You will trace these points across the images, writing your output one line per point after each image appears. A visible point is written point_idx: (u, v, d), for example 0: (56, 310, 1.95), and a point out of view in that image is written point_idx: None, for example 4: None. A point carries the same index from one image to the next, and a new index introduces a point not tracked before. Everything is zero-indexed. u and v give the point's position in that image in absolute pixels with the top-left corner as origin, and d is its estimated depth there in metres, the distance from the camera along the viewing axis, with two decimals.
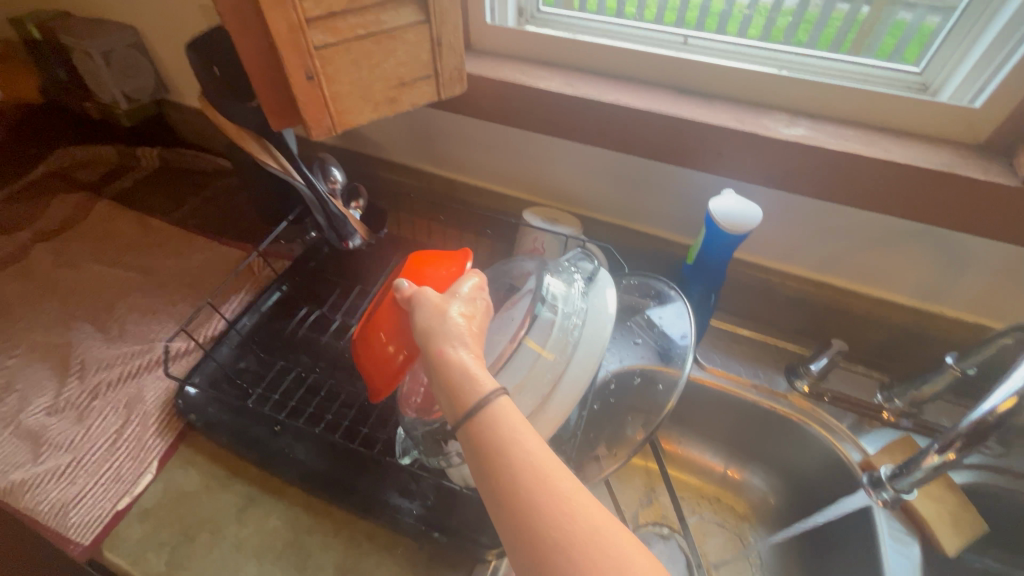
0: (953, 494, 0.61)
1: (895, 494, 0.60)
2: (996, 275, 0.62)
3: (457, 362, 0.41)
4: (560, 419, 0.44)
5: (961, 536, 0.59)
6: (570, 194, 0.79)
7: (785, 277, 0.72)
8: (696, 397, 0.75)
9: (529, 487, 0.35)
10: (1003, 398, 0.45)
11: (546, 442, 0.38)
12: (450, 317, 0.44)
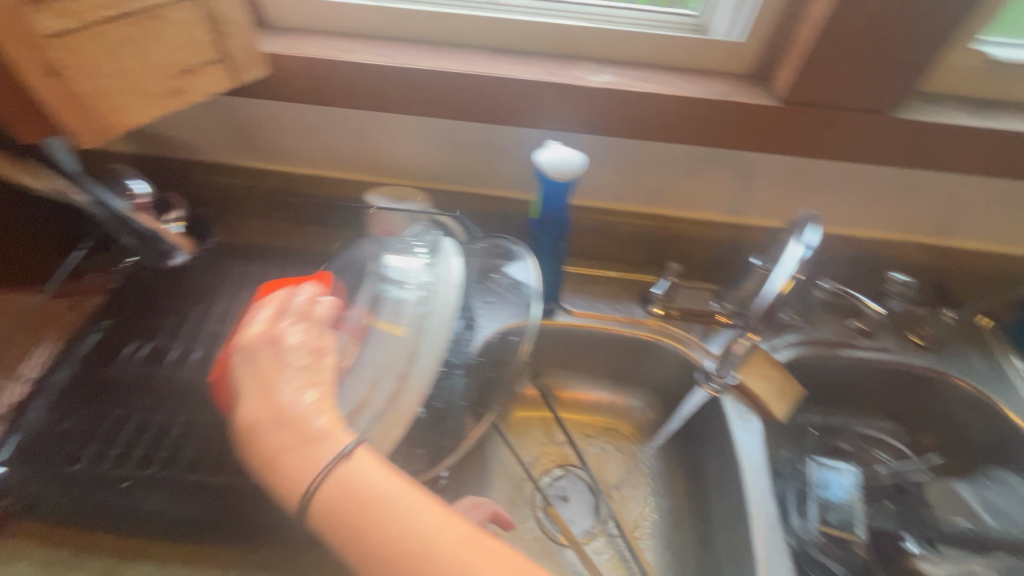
0: (780, 371, 0.72)
1: (721, 380, 0.72)
2: (779, 183, 0.73)
3: (297, 444, 0.40)
4: (423, 394, 0.44)
5: (788, 403, 0.71)
6: (416, 169, 0.78)
7: (624, 215, 0.79)
8: (570, 341, 0.80)
9: (392, 547, 0.36)
10: (783, 279, 0.60)
11: (402, 493, 0.39)
12: (280, 391, 0.41)
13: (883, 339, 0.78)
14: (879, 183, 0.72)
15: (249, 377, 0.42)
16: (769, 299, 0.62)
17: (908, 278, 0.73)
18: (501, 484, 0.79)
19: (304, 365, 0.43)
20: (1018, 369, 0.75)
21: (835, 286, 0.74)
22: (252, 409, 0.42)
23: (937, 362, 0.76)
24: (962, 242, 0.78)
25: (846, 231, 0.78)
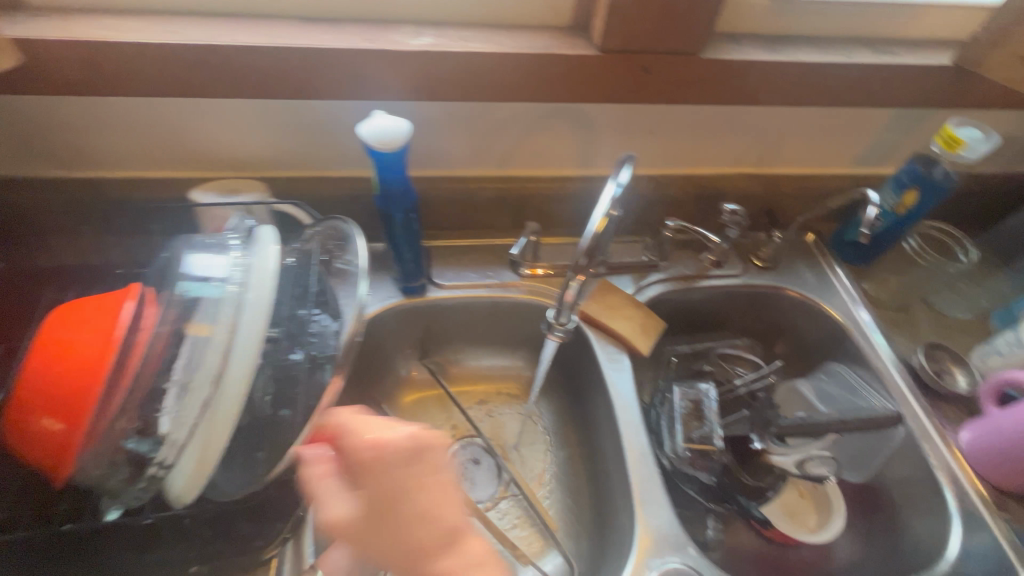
0: (639, 309, 0.78)
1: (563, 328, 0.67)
2: (618, 131, 0.76)
3: (450, 562, 0.43)
4: (243, 398, 0.41)
5: (651, 337, 0.75)
6: (247, 158, 0.71)
7: (481, 181, 0.79)
8: (447, 314, 0.80)
9: None
10: (598, 218, 0.53)
11: None
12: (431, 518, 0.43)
13: (731, 265, 0.87)
14: (706, 121, 0.77)
15: (419, 495, 0.43)
16: (587, 242, 0.54)
17: (739, 208, 0.77)
18: None
19: (419, 476, 0.44)
20: (838, 274, 0.86)
21: (679, 223, 0.79)
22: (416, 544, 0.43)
23: (774, 279, 0.86)
24: (785, 168, 0.86)
25: (688, 170, 0.84)
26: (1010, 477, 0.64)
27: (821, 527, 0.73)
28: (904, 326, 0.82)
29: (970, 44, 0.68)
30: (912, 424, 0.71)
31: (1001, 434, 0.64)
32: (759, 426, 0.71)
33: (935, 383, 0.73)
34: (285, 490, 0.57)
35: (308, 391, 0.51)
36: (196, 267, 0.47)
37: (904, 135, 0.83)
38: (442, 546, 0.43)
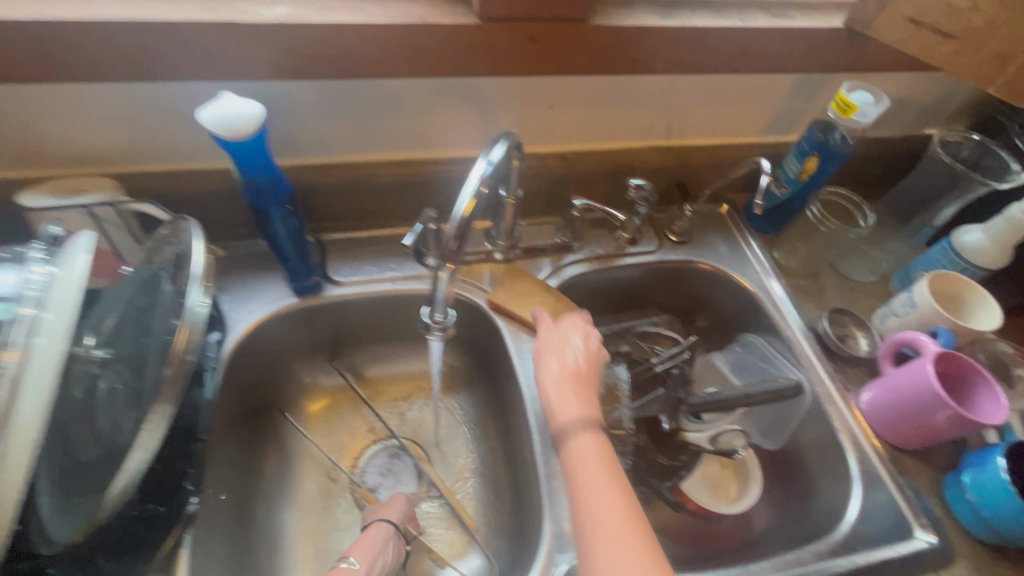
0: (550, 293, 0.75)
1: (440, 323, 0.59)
2: (515, 108, 0.72)
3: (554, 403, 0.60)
4: (38, 440, 0.35)
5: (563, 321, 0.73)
6: (93, 154, 0.63)
7: (373, 167, 0.73)
8: (350, 313, 0.74)
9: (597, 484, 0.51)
10: (465, 199, 0.49)
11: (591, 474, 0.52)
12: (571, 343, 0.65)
13: (646, 241, 0.85)
14: (607, 94, 0.74)
15: (555, 345, 0.65)
16: (453, 225, 0.49)
17: (643, 182, 0.75)
18: (310, 481, 0.72)
19: (556, 343, 0.65)
20: (751, 244, 0.86)
21: (585, 202, 0.75)
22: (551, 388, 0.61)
23: (688, 253, 0.85)
24: (694, 140, 0.84)
25: (595, 146, 0.81)
26: (905, 436, 0.66)
27: (739, 496, 0.75)
28: (813, 293, 0.83)
29: (858, 5, 0.67)
30: (817, 390, 0.73)
31: (895, 395, 0.65)
32: (670, 404, 0.70)
33: (839, 347, 0.74)
34: (148, 524, 0.50)
35: (144, 415, 0.47)
36: None
37: (807, 102, 0.83)
38: (568, 370, 0.62)
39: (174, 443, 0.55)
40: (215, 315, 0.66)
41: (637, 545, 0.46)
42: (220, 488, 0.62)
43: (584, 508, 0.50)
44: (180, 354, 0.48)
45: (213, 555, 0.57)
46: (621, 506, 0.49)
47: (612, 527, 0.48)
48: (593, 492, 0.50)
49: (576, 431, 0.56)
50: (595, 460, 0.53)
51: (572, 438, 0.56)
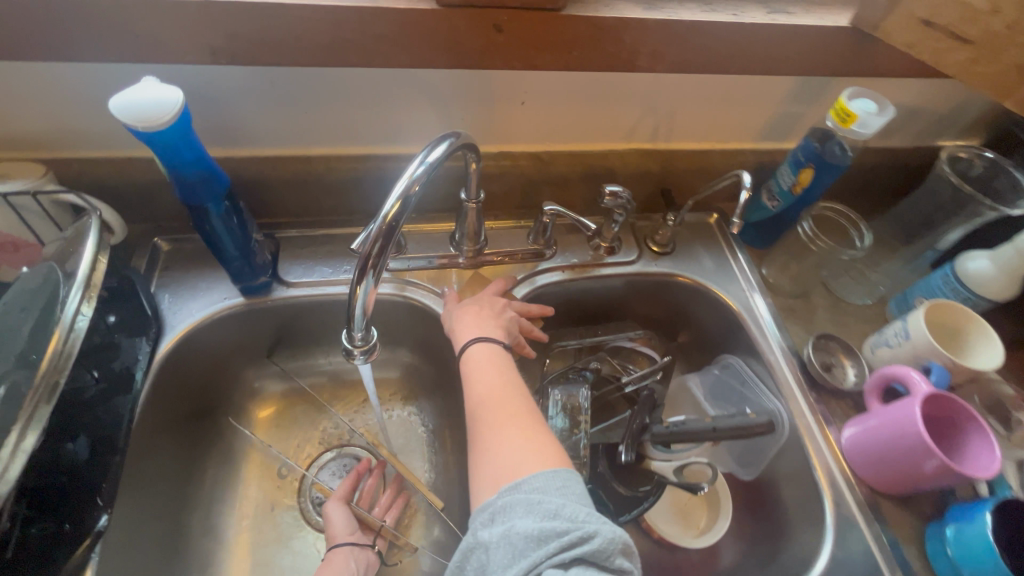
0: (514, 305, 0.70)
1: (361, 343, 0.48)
2: (485, 103, 0.67)
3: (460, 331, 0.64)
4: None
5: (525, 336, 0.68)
6: (23, 135, 0.58)
7: (329, 161, 0.68)
8: (303, 315, 0.70)
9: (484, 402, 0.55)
10: (390, 204, 0.44)
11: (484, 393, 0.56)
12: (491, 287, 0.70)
13: (626, 251, 0.80)
14: (585, 91, 0.68)
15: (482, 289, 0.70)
16: (377, 228, 0.44)
17: (621, 188, 0.68)
18: (253, 488, 0.69)
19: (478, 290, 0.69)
20: (738, 258, 0.80)
21: (555, 208, 0.70)
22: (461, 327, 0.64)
23: (670, 265, 0.79)
24: (682, 143, 0.78)
25: (573, 146, 0.75)
26: (886, 480, 0.60)
27: (708, 528, 0.70)
28: (801, 315, 0.77)
29: (867, 2, 0.60)
30: (797, 423, 0.67)
31: (878, 437, 0.60)
32: (632, 434, 0.65)
33: (824, 380, 0.69)
34: (52, 543, 0.47)
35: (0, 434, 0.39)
36: None
37: (808, 107, 0.76)
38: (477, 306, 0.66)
39: (91, 456, 0.52)
40: (151, 315, 0.62)
41: (525, 436, 0.51)
42: (148, 498, 0.59)
43: (478, 412, 0.55)
44: (48, 369, 0.42)
45: (131, 572, 0.54)
46: (509, 406, 0.54)
47: (500, 421, 0.53)
48: (488, 396, 0.55)
49: (474, 347, 0.60)
50: (490, 371, 0.58)
51: (468, 354, 0.60)
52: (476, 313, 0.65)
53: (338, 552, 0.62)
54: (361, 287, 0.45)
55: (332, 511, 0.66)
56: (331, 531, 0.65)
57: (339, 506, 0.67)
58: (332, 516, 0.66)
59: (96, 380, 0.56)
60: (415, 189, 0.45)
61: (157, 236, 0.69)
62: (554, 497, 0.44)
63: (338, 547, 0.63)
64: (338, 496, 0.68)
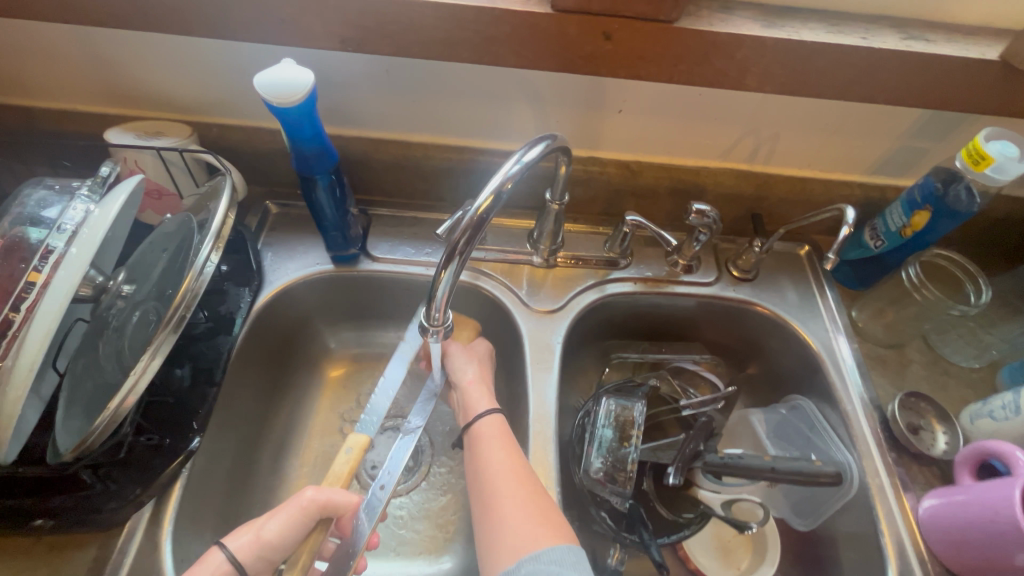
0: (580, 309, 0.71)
1: (441, 326, 0.52)
2: (582, 107, 0.67)
3: (465, 385, 0.62)
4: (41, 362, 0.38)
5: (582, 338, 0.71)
6: (179, 100, 0.67)
7: (427, 149, 0.72)
8: (379, 289, 0.75)
9: (501, 469, 0.54)
10: (483, 197, 0.46)
11: (502, 458, 0.55)
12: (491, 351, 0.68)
13: (704, 271, 0.77)
14: (685, 104, 0.66)
15: (478, 362, 0.65)
16: (466, 222, 0.46)
17: (709, 208, 0.66)
18: (315, 441, 0.74)
19: (480, 351, 0.67)
20: (827, 297, 0.75)
21: (637, 219, 0.69)
22: (460, 370, 0.64)
23: (750, 293, 0.76)
24: (781, 169, 0.74)
25: (664, 160, 0.74)
26: (966, 566, 0.54)
27: (749, 571, 0.67)
28: (891, 368, 0.71)
29: (1023, 35, 0.54)
30: (868, 481, 0.62)
31: (960, 515, 0.54)
32: (683, 459, 0.63)
33: (908, 442, 0.63)
34: (154, 452, 0.54)
35: (141, 346, 0.47)
36: (28, 205, 0.44)
37: (933, 144, 0.70)
38: (476, 368, 0.64)
39: (195, 380, 0.60)
40: (255, 270, 0.69)
41: (543, 524, 0.49)
42: (230, 432, 0.65)
43: (488, 484, 0.53)
44: (182, 306, 0.45)
45: (208, 494, 0.60)
46: (519, 473, 0.53)
47: (512, 493, 0.51)
48: (506, 466, 0.54)
49: (484, 416, 0.59)
50: (498, 445, 0.56)
51: (478, 423, 0.58)
52: (478, 377, 0.63)
53: (224, 564, 0.45)
54: (445, 271, 0.47)
55: (284, 510, 0.48)
56: (259, 532, 0.47)
57: (297, 515, 0.48)
58: (279, 515, 0.48)
59: (205, 319, 0.64)
60: (506, 188, 0.46)
61: (269, 199, 0.77)
62: (568, 571, 0.45)
63: (227, 562, 0.45)
64: (307, 503, 0.49)
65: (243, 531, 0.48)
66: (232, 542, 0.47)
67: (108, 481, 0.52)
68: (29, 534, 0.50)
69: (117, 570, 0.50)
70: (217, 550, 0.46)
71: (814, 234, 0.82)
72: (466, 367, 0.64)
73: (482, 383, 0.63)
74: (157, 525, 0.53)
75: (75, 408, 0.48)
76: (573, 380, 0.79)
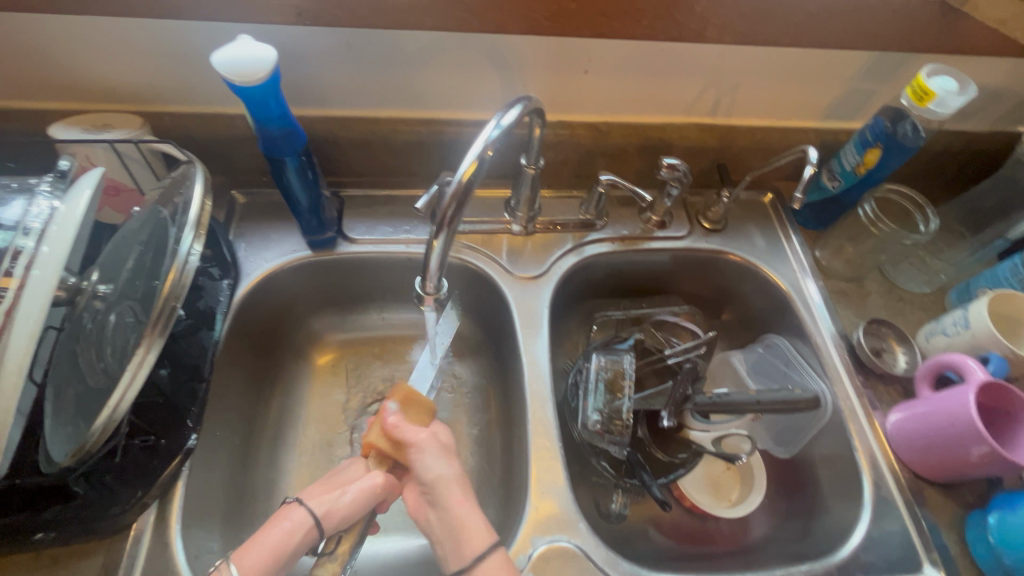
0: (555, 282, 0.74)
1: (435, 296, 0.53)
2: (549, 71, 0.67)
3: (445, 506, 0.49)
4: (28, 367, 0.37)
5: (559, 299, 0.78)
6: (127, 90, 0.64)
7: (395, 124, 0.71)
8: (359, 271, 0.75)
9: None
10: (466, 163, 0.46)
11: None
12: (428, 474, 0.50)
13: (676, 225, 0.80)
14: (650, 62, 0.67)
15: (448, 476, 0.50)
16: (452, 189, 0.46)
17: (679, 161, 0.68)
18: (311, 430, 0.73)
19: (441, 460, 0.51)
20: (792, 240, 0.80)
21: (611, 178, 0.70)
22: (440, 476, 0.50)
23: (721, 242, 0.79)
24: (742, 119, 0.77)
25: (630, 119, 0.75)
26: (929, 467, 0.61)
27: (740, 501, 0.71)
28: (853, 299, 0.76)
29: None
30: (840, 404, 0.67)
31: (923, 424, 0.60)
32: (674, 402, 0.66)
33: (873, 364, 0.68)
34: (151, 454, 0.53)
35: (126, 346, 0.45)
36: None
37: (880, 86, 0.74)
38: (445, 481, 0.50)
39: (180, 381, 0.58)
40: (230, 261, 0.67)
41: None
42: (223, 430, 0.64)
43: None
44: (165, 299, 0.43)
45: (210, 491, 0.59)
46: None
47: None
48: None
49: (486, 555, 0.46)
50: None
51: (478, 568, 0.46)
52: (463, 487, 0.50)
53: (304, 516, 0.48)
54: (437, 240, 0.48)
55: (359, 486, 0.51)
56: (333, 505, 0.49)
57: (368, 493, 0.50)
58: (356, 486, 0.51)
59: (185, 317, 0.62)
60: (488, 154, 0.46)
61: (234, 189, 0.74)
62: None
63: (306, 519, 0.48)
64: (376, 488, 0.51)
65: (318, 490, 0.51)
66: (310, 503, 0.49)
67: (102, 489, 0.51)
68: (28, 548, 0.49)
69: (132, 571, 0.49)
70: (296, 506, 0.49)
71: (776, 180, 0.85)
72: (450, 476, 0.50)
73: (466, 497, 0.50)
74: (162, 529, 0.52)
75: (63, 415, 0.46)
76: (561, 342, 0.81)
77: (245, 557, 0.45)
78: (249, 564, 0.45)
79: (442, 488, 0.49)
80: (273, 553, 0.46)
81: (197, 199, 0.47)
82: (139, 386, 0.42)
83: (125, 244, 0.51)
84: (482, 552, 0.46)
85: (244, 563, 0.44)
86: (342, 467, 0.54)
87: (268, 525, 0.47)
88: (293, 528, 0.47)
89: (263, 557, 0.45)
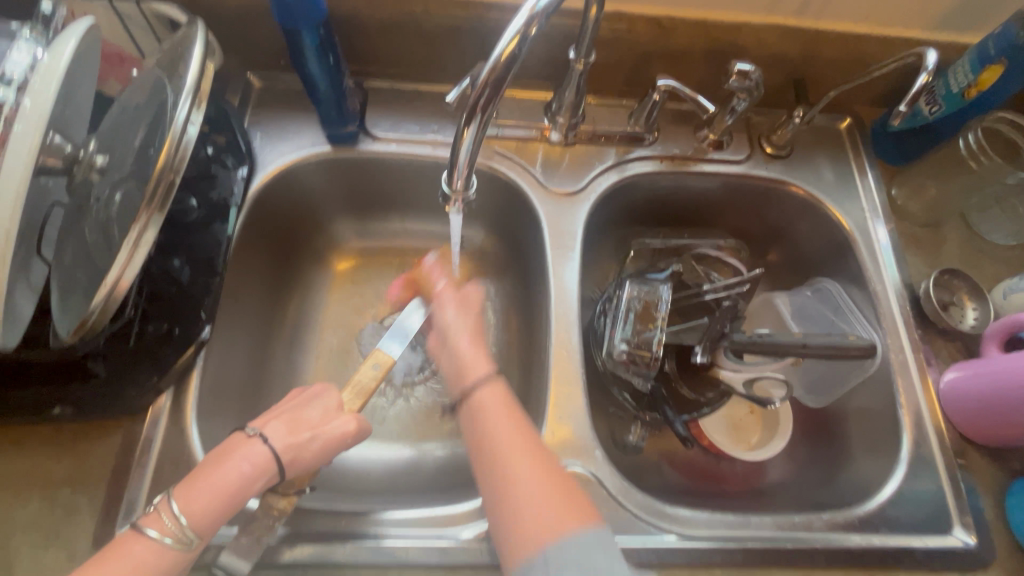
0: (592, 200, 0.68)
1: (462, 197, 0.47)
2: None
3: (455, 343, 0.52)
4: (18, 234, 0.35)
5: (596, 222, 0.72)
6: None
7: (427, 4, 0.62)
8: (380, 173, 0.69)
9: (502, 446, 0.44)
10: (507, 40, 0.38)
11: (506, 426, 0.45)
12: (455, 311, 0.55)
13: (735, 147, 0.71)
14: None
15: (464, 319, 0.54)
16: (486, 70, 0.39)
17: (752, 67, 0.57)
18: (328, 336, 0.72)
19: (462, 307, 0.56)
20: (864, 175, 0.71)
21: (669, 83, 0.61)
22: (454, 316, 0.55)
23: (782, 170, 0.70)
24: (835, 23, 0.65)
25: (701, 14, 0.64)
26: (980, 430, 0.56)
27: (760, 445, 0.68)
28: (925, 246, 0.68)
29: None
30: (891, 357, 0.62)
31: (984, 386, 0.55)
32: (709, 339, 0.62)
33: (937, 317, 0.62)
34: (165, 342, 0.52)
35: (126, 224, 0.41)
36: None
37: None
38: (458, 322, 0.54)
39: (193, 273, 0.56)
40: (245, 150, 0.63)
41: (557, 494, 0.41)
42: (240, 327, 0.62)
43: (496, 456, 0.44)
44: (162, 170, 0.39)
45: (225, 386, 0.59)
46: (532, 450, 0.44)
47: (519, 463, 0.43)
48: (508, 441, 0.44)
49: (480, 383, 0.48)
50: (497, 415, 0.46)
51: (473, 393, 0.48)
52: (473, 335, 0.53)
53: (266, 460, 0.43)
54: (468, 130, 0.41)
55: (329, 433, 0.46)
56: (299, 451, 0.44)
57: (337, 441, 0.46)
58: (326, 433, 0.46)
59: (197, 207, 0.59)
60: (534, 30, 0.39)
61: (250, 72, 0.68)
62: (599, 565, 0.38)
63: (267, 459, 0.43)
64: (348, 435, 0.47)
65: (282, 427, 0.45)
66: (275, 439, 0.44)
67: (117, 372, 0.50)
68: (49, 422, 0.49)
69: (148, 453, 0.50)
70: (257, 444, 0.43)
71: (859, 103, 0.74)
72: (464, 319, 0.55)
73: (472, 339, 0.53)
74: (175, 417, 0.52)
75: (68, 293, 0.44)
76: (592, 269, 0.76)
77: (191, 498, 0.40)
78: (198, 508, 0.40)
79: (461, 320, 0.54)
80: (228, 496, 0.41)
81: (195, 62, 0.41)
82: (139, 264, 0.39)
83: (126, 113, 0.46)
84: (475, 381, 0.49)
85: (192, 507, 0.40)
86: (306, 399, 0.48)
87: (223, 463, 0.42)
88: (254, 472, 0.42)
89: (213, 500, 0.40)
